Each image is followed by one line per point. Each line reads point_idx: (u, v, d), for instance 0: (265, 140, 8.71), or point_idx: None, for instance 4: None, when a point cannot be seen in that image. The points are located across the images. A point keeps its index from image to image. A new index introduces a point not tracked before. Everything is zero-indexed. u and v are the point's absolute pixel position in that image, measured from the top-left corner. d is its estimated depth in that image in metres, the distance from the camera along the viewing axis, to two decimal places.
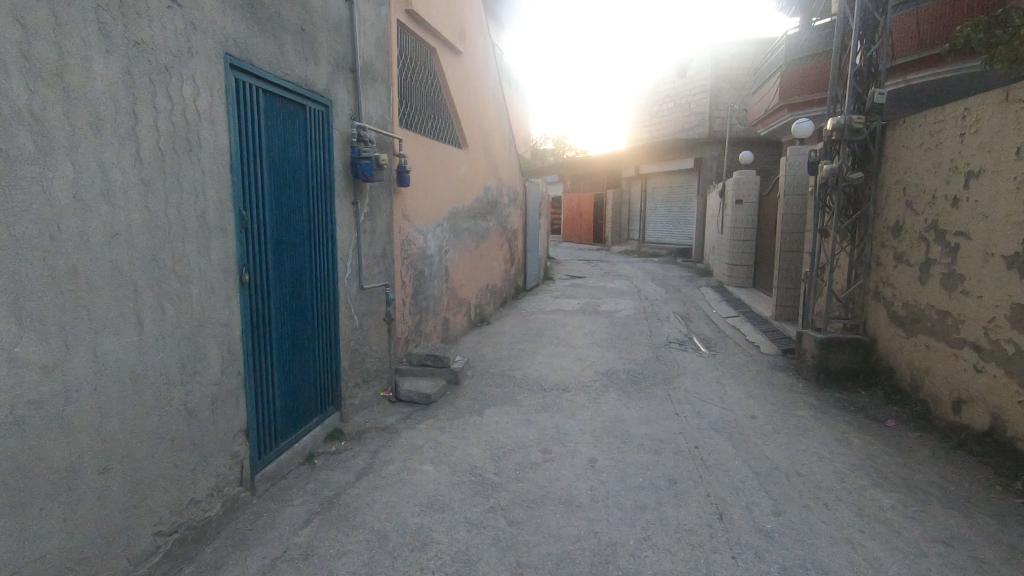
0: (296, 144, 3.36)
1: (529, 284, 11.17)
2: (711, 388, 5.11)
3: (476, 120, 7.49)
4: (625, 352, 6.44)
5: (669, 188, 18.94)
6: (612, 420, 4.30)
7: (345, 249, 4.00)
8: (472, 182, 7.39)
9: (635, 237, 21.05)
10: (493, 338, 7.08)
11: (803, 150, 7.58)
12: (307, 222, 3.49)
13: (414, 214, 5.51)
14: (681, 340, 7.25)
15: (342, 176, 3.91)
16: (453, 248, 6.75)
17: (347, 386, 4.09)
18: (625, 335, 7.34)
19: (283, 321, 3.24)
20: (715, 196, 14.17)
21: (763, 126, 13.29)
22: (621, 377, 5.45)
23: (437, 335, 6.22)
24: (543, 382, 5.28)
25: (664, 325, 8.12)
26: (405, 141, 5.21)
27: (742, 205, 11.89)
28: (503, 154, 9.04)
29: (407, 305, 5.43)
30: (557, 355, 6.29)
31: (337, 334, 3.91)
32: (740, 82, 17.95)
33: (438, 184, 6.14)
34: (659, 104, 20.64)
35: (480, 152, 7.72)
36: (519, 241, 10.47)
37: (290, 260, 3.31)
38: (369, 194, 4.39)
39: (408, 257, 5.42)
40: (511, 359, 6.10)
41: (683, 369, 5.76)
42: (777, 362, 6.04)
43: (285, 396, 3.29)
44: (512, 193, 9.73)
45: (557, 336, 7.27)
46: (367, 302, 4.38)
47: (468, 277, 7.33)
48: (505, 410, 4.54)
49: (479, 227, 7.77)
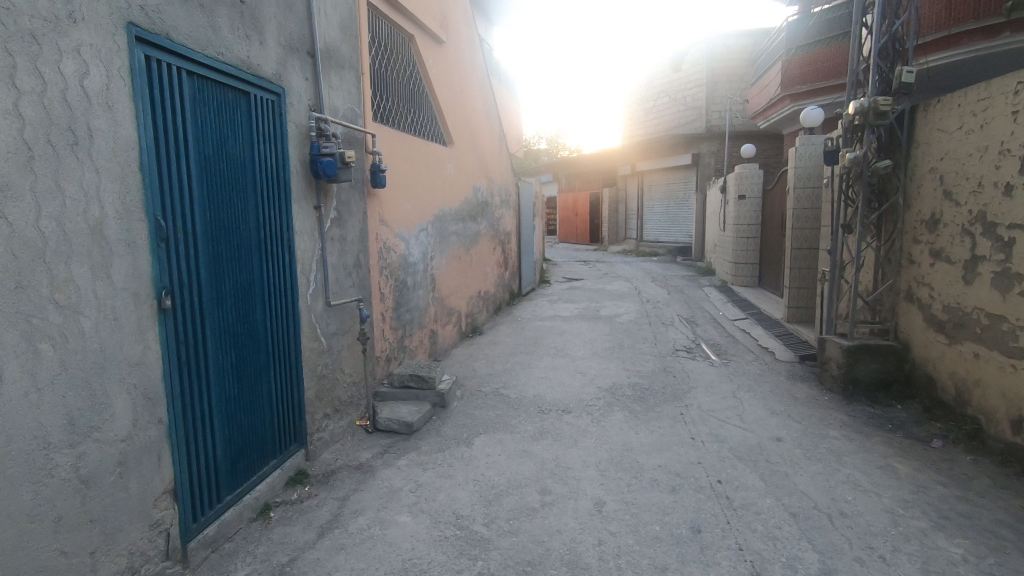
0: (239, 139, 2.82)
1: (524, 288, 10.64)
2: (728, 405, 4.58)
3: (463, 115, 6.97)
4: (630, 363, 5.89)
5: (667, 186, 18.46)
6: (621, 448, 3.76)
7: (307, 261, 3.46)
8: (460, 182, 6.87)
9: (632, 236, 20.56)
10: (486, 351, 6.53)
11: (814, 140, 7.08)
12: (255, 231, 2.96)
13: (394, 220, 4.97)
14: (689, 348, 6.71)
15: (301, 177, 3.36)
16: (439, 254, 6.21)
17: (314, 419, 3.55)
18: (628, 344, 6.80)
19: (225, 351, 2.71)
20: (715, 192, 13.68)
21: (764, 119, 12.81)
22: (627, 393, 4.93)
23: (423, 350, 5.67)
24: (540, 402, 4.75)
25: (669, 331, 7.58)
26: (381, 137, 4.67)
27: (745, 201, 11.36)
28: (493, 153, 8.50)
29: (388, 320, 4.89)
30: (555, 368, 5.75)
31: (299, 359, 3.37)
32: (737, 75, 17.48)
33: (421, 186, 5.61)
34: (654, 99, 20.17)
35: (468, 150, 7.19)
36: (513, 244, 9.95)
37: (233, 277, 2.77)
38: (338, 198, 3.86)
39: (387, 267, 4.87)
40: (505, 374, 5.56)
41: (695, 382, 5.23)
42: (797, 371, 5.52)
43: (231, 440, 2.75)
44: (504, 193, 9.20)
45: (555, 346, 6.75)
46: (338, 319, 3.85)
47: (457, 284, 6.80)
48: (497, 438, 4.00)
49: (468, 231, 7.23)
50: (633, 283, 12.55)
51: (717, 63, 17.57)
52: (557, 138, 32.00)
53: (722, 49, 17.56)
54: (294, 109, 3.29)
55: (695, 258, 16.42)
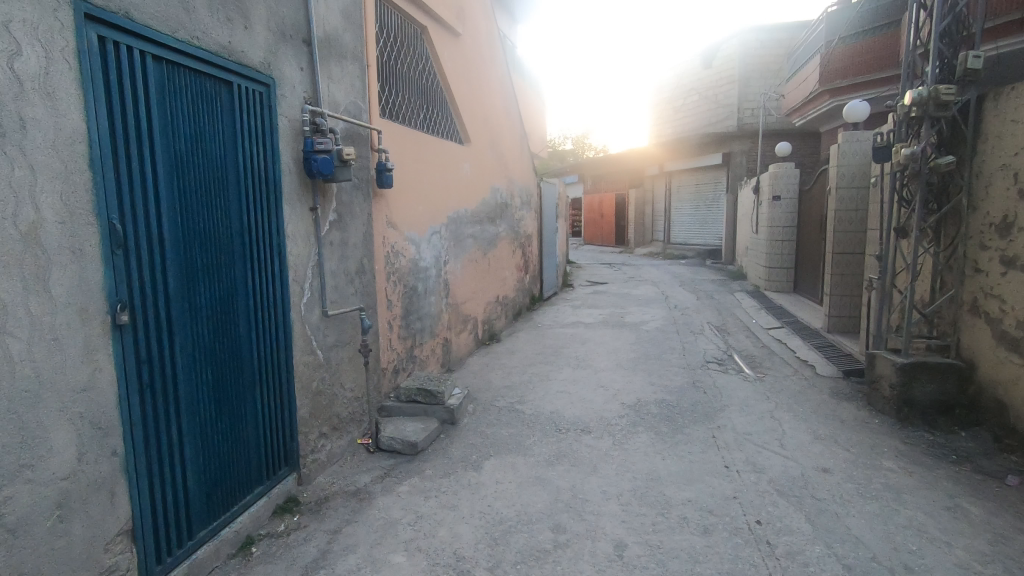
0: (218, 133, 2.54)
1: (546, 292, 10.28)
2: (766, 429, 4.14)
3: (481, 112, 6.67)
4: (657, 376, 5.48)
5: (696, 186, 17.87)
6: (645, 477, 3.38)
7: (301, 267, 3.17)
8: (478, 182, 6.56)
9: (659, 238, 20.01)
10: (503, 360, 6.19)
11: (860, 137, 6.56)
12: (239, 236, 2.68)
13: (404, 222, 4.69)
14: (721, 360, 6.25)
15: (294, 176, 3.08)
16: (454, 258, 5.89)
17: (307, 440, 3.26)
18: (655, 355, 6.38)
19: (200, 370, 2.43)
20: (747, 193, 13.09)
21: (801, 115, 12.20)
22: (653, 411, 4.53)
23: (435, 360, 5.37)
24: (558, 419, 4.38)
25: (699, 341, 7.11)
26: (388, 134, 4.39)
27: (780, 202, 10.76)
28: (514, 153, 8.18)
29: (396, 329, 4.60)
30: (576, 381, 5.38)
31: (291, 375, 3.09)
32: (771, 70, 16.81)
33: (435, 187, 5.32)
34: (683, 97, 19.59)
35: (487, 150, 6.88)
36: (534, 246, 9.59)
37: (210, 287, 2.50)
38: (337, 199, 3.57)
39: (395, 272, 4.58)
40: (522, 387, 5.21)
41: (728, 400, 4.79)
42: (841, 389, 5.03)
43: (207, 469, 2.47)
44: (525, 194, 8.86)
45: (576, 356, 6.38)
46: (337, 330, 3.56)
47: (473, 289, 6.48)
48: (509, 461, 3.66)
49: (486, 234, 6.91)
50: (660, 287, 12.07)
51: (750, 59, 16.92)
52: (583, 138, 31.52)
53: (756, 45, 16.90)
54: (287, 102, 3.01)
55: (725, 261, 15.81)
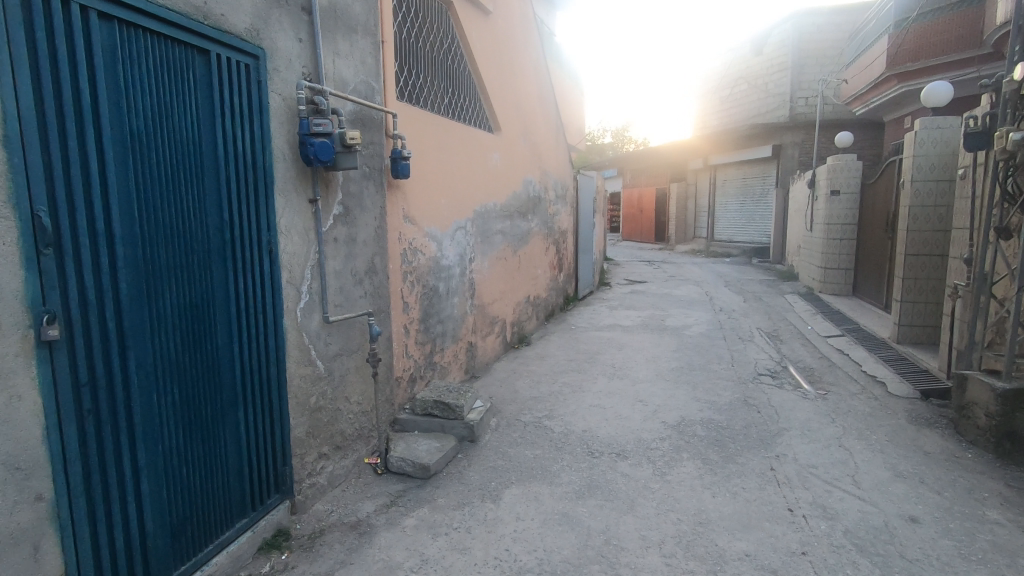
0: (192, 113, 2.18)
1: (582, 292, 9.75)
2: (835, 462, 3.54)
3: (513, 98, 6.20)
4: (703, 391, 4.91)
5: (744, 180, 16.97)
6: (692, 521, 2.86)
7: (298, 268, 2.79)
8: (508, 173, 6.10)
9: (702, 235, 19.15)
10: (533, 366, 5.73)
11: (941, 123, 5.78)
12: (217, 232, 2.31)
13: (424, 216, 4.29)
14: (775, 373, 5.60)
15: (289, 164, 2.69)
16: (481, 256, 5.46)
17: (304, 462, 2.89)
18: (701, 365, 5.79)
19: (165, 389, 2.07)
20: (800, 188, 12.20)
21: (863, 103, 11.28)
22: (699, 434, 3.99)
23: (458, 366, 4.96)
24: (591, 440, 3.89)
25: (749, 350, 6.47)
26: (406, 119, 3.98)
27: (839, 197, 9.89)
28: (549, 143, 7.66)
29: (414, 335, 4.20)
30: (611, 393, 4.88)
31: (285, 390, 2.72)
32: (829, 56, 15.71)
33: (460, 178, 4.90)
34: (731, 86, 18.62)
35: (519, 139, 6.41)
36: (570, 243, 9.07)
37: (180, 293, 2.14)
38: (343, 189, 3.18)
39: (413, 271, 4.17)
40: (552, 399, 4.74)
41: (786, 423, 4.20)
42: (921, 413, 4.36)
43: (173, 505, 2.11)
44: (561, 188, 8.33)
45: (612, 363, 5.87)
46: (341, 337, 3.17)
47: (502, 289, 6.03)
48: (533, 490, 3.20)
49: (517, 230, 6.44)
50: (704, 287, 11.36)
51: (805, 45, 15.84)
52: (623, 131, 30.64)
53: (811, 28, 15.80)
54: (280, 77, 2.61)
55: (774, 260, 14.92)
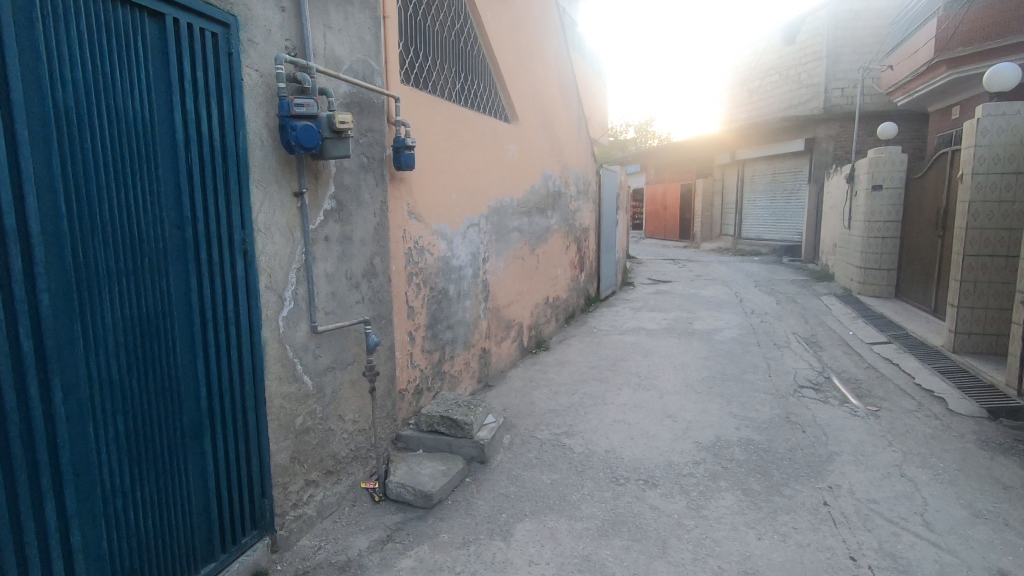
0: (141, 87, 1.83)
1: (604, 292, 9.30)
2: (899, 496, 3.07)
3: (531, 85, 5.79)
4: (739, 405, 4.45)
5: (775, 175, 16.30)
6: (736, 570, 2.44)
7: (280, 272, 2.44)
8: (526, 166, 5.70)
9: (729, 232, 18.52)
10: (552, 373, 5.33)
11: (1008, 109, 5.19)
12: (176, 230, 1.97)
13: (432, 212, 3.91)
14: (818, 385, 5.10)
15: (268, 150, 2.33)
16: (495, 255, 5.06)
17: (287, 491, 2.54)
18: (734, 374, 5.31)
19: (104, 417, 1.74)
20: (837, 183, 11.53)
21: (907, 92, 10.59)
22: (737, 457, 3.55)
23: (470, 375, 4.58)
24: (614, 463, 3.47)
25: (787, 358, 5.96)
26: (411, 104, 3.60)
27: (882, 192, 9.23)
28: (569, 135, 7.22)
29: (420, 342, 3.83)
30: (636, 406, 4.45)
31: (263, 411, 2.37)
32: (867, 44, 14.92)
33: (473, 171, 4.51)
34: (761, 78, 17.89)
35: (537, 130, 6.00)
36: (591, 241, 8.62)
37: (126, 303, 1.80)
38: (335, 181, 2.81)
39: (419, 272, 3.79)
40: (571, 412, 4.33)
41: (837, 446, 3.72)
42: (991, 436, 3.84)
43: (115, 554, 1.78)
44: (582, 182, 7.89)
45: (637, 370, 5.44)
46: (332, 348, 2.81)
47: (518, 291, 5.63)
48: (549, 525, 2.81)
49: (535, 228, 6.03)
50: (732, 288, 10.81)
51: (840, 33, 15.07)
52: (646, 125, 29.94)
53: (847, 15, 15.02)
54: (256, 50, 2.25)
55: (806, 259, 14.27)
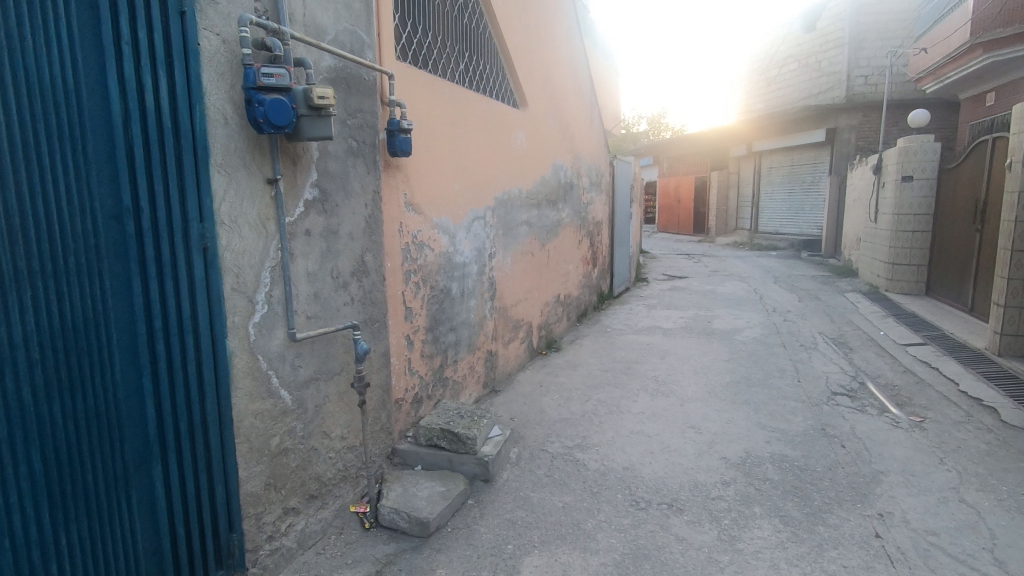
0: (58, 50, 1.51)
1: (617, 288, 8.92)
2: (961, 527, 2.69)
3: (541, 69, 5.42)
4: (768, 415, 4.08)
5: (794, 167, 15.79)
6: None
7: (249, 271, 2.10)
8: (536, 156, 5.34)
9: (745, 226, 18.02)
10: (563, 377, 4.98)
11: None
12: (114, 225, 1.65)
13: (432, 203, 3.57)
14: (852, 392, 4.70)
15: (232, 130, 2.00)
16: (502, 251, 4.71)
17: (262, 523, 2.22)
18: (760, 379, 4.93)
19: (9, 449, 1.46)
20: (861, 174, 11.02)
21: (938, 78, 10.05)
22: (770, 477, 3.18)
23: (474, 380, 4.24)
24: (633, 483, 3.13)
25: (815, 360, 5.56)
26: (409, 84, 3.25)
27: (912, 183, 8.74)
28: (582, 124, 6.83)
29: (419, 346, 3.50)
30: (655, 415, 4.09)
31: (229, 433, 2.04)
32: (891, 30, 14.31)
33: (479, 160, 4.16)
34: (779, 66, 17.30)
35: (548, 117, 5.62)
36: (604, 235, 8.24)
37: (40, 314, 1.50)
38: (318, 167, 2.47)
39: (418, 270, 3.45)
40: (584, 422, 3.99)
41: (881, 463, 3.35)
42: None
43: None
44: (595, 174, 7.50)
45: (655, 374, 5.08)
46: (315, 358, 2.48)
47: (527, 289, 5.28)
48: (562, 559, 2.48)
49: (545, 221, 5.66)
50: (751, 284, 10.36)
51: (864, 18, 14.46)
52: (659, 117, 29.35)
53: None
54: (216, 10, 1.91)
55: (826, 254, 13.78)
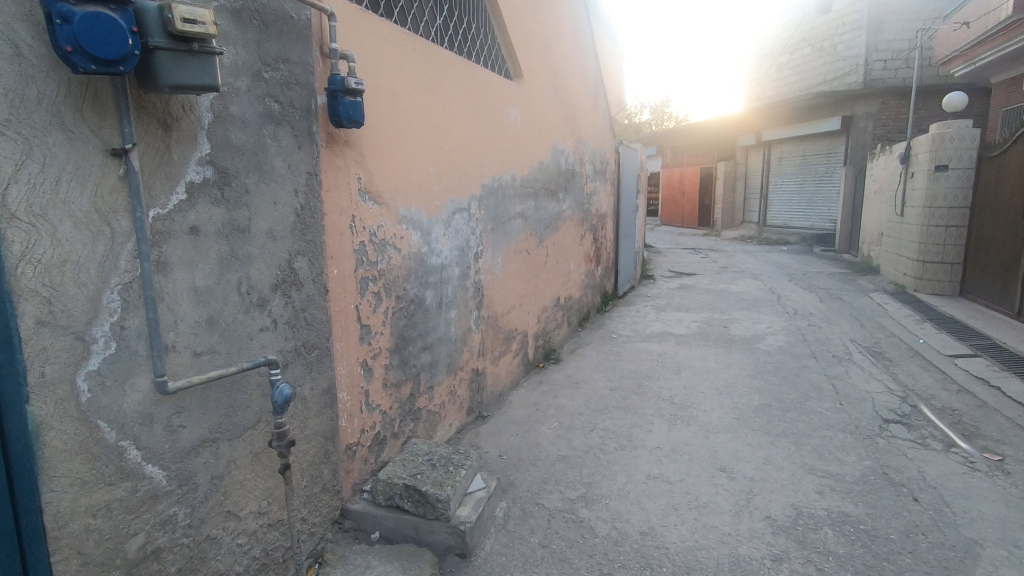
0: None
1: (622, 287, 8.18)
2: None
3: (539, 34, 4.64)
4: (813, 453, 3.34)
5: (806, 157, 15.00)
6: None
7: (77, 293, 1.36)
8: (533, 137, 4.57)
9: (753, 219, 17.26)
10: (563, 397, 4.24)
11: None
12: None
13: (398, 190, 2.80)
14: (905, 418, 3.96)
15: (30, 66, 1.25)
16: (492, 249, 3.96)
17: None
18: (794, 401, 4.18)
19: None
20: (884, 164, 10.24)
21: (972, 59, 9.25)
22: (832, 548, 2.45)
23: (455, 407, 3.50)
24: (656, 559, 2.40)
25: (853, 376, 4.82)
26: (361, 33, 2.49)
27: (946, 173, 7.97)
28: (585, 104, 6.03)
29: (380, 374, 2.75)
30: (676, 452, 3.35)
31: (36, 544, 1.33)
32: (913, 11, 13.46)
33: (461, 139, 3.39)
34: (791, 50, 16.44)
35: (547, 93, 4.84)
36: (608, 229, 7.48)
37: None
38: (211, 134, 1.71)
39: (378, 276, 2.69)
40: (589, 461, 3.25)
41: (970, 526, 2.62)
42: None
43: None
44: (599, 161, 6.71)
45: (670, 392, 4.34)
46: (209, 412, 1.73)
47: (522, 292, 4.52)
48: None
49: (543, 214, 4.89)
50: (765, 282, 9.62)
51: None
52: (662, 106, 28.44)
53: None
54: None
55: (841, 249, 13.04)
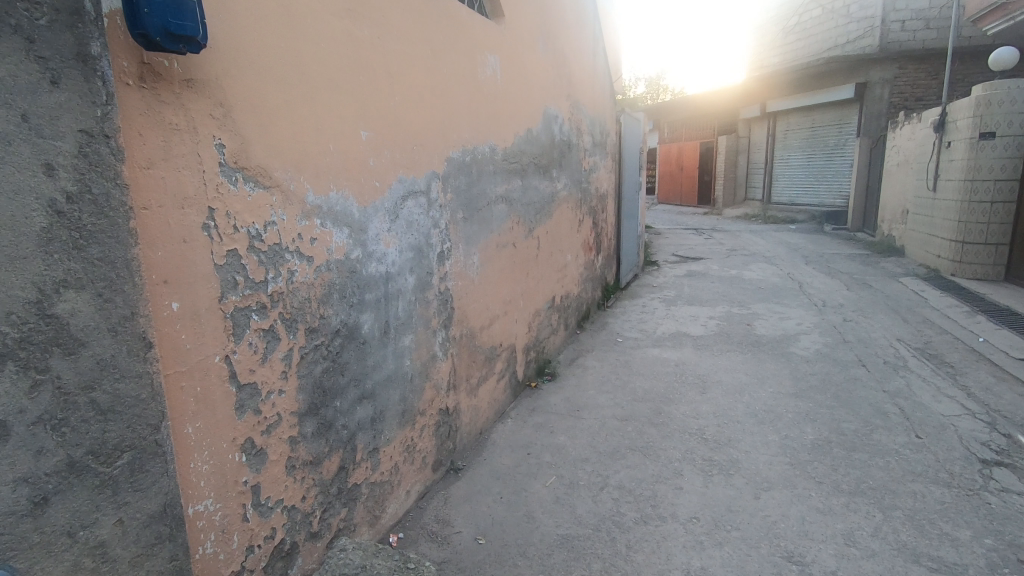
0: None
1: (625, 277, 7.21)
2: None
3: None
4: (909, 525, 2.41)
5: (815, 128, 13.97)
6: None
7: None
8: (518, 96, 3.53)
9: (757, 196, 16.27)
10: (561, 433, 3.29)
11: None
12: None
13: (302, 163, 1.79)
14: (1007, 457, 3.03)
15: None
16: (466, 245, 2.97)
17: None
18: (857, 434, 3.25)
19: None
20: (910, 133, 9.26)
21: (1011, 12, 8.23)
22: None
23: (414, 468, 2.54)
24: None
25: (918, 392, 3.90)
26: None
27: (992, 141, 7.01)
28: (583, 61, 4.98)
29: (283, 455, 1.77)
30: (720, 527, 2.42)
31: None
32: None
33: (412, 90, 2.37)
34: (799, 13, 15.30)
35: (535, 42, 3.80)
36: (609, 210, 6.47)
37: None
38: None
39: (270, 304, 1.70)
40: (601, 546, 2.32)
41: None
42: None
43: None
44: (599, 131, 5.68)
45: (697, 423, 3.39)
46: None
47: (507, 298, 3.54)
48: None
49: (532, 197, 3.89)
50: (781, 267, 8.68)
51: None
52: (658, 78, 27.16)
53: None
54: None
55: (855, 227, 12.12)
